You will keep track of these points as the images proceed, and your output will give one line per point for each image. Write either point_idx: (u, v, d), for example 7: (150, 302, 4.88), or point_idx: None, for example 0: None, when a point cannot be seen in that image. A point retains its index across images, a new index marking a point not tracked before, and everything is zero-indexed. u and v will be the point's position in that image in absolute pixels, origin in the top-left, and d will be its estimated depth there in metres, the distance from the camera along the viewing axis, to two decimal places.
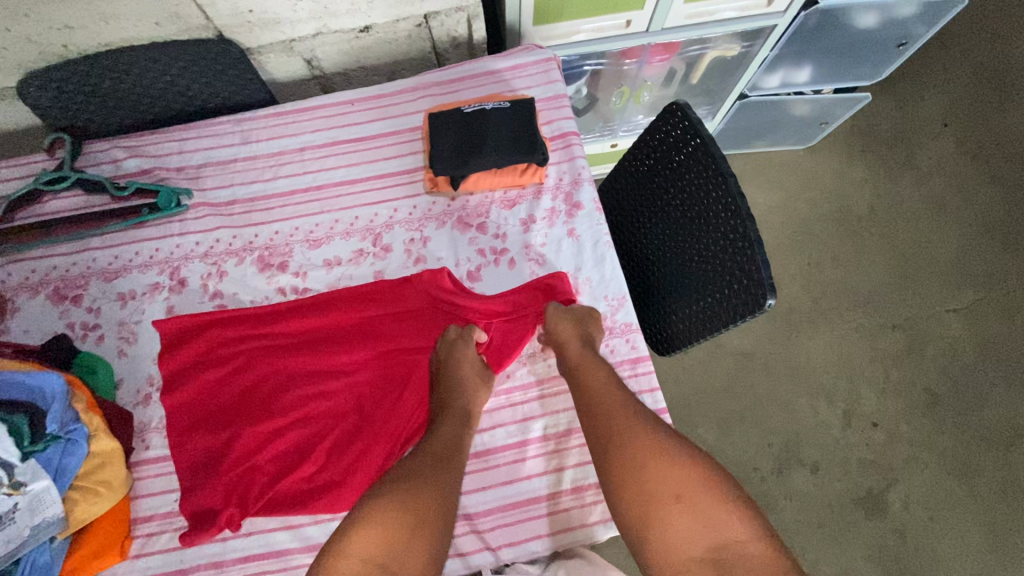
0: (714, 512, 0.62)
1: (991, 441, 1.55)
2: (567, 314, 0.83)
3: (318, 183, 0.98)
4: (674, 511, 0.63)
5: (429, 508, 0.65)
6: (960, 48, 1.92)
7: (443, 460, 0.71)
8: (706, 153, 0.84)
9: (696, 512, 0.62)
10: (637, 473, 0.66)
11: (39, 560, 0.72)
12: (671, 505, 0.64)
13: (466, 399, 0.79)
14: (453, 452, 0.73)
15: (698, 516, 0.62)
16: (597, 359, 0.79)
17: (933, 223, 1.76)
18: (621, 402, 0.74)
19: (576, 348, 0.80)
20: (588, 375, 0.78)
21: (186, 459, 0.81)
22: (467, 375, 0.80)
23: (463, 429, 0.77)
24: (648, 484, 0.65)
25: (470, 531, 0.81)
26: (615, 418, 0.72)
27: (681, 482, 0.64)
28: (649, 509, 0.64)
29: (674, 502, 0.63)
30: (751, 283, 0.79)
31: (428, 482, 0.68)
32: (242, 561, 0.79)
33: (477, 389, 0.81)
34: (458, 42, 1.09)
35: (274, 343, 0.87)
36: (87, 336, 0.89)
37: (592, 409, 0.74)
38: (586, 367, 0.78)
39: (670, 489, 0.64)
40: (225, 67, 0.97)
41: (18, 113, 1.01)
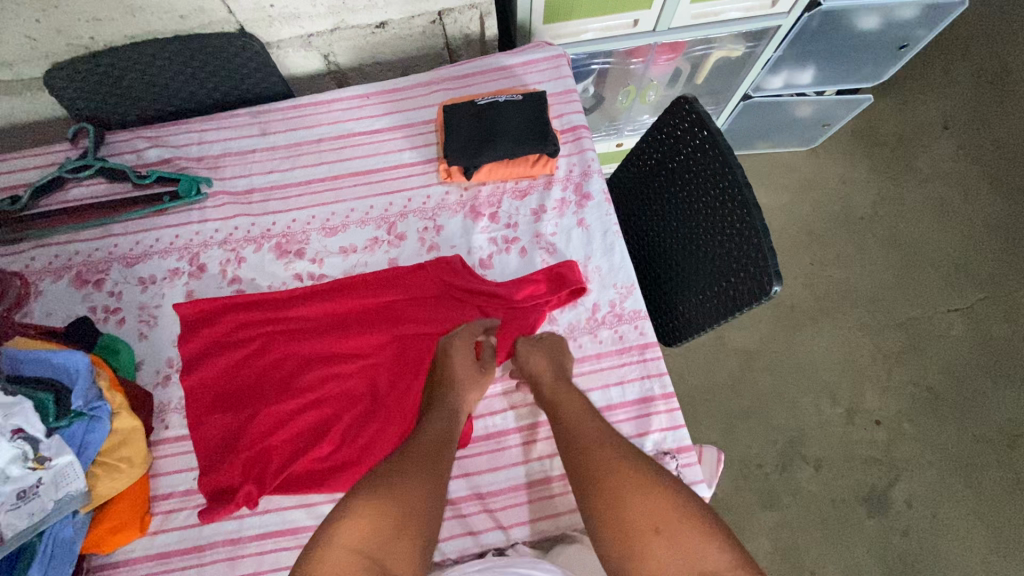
0: (696, 543, 0.57)
1: (994, 440, 1.57)
2: (537, 347, 0.85)
3: (335, 173, 1.00)
4: (655, 544, 0.58)
5: (414, 493, 0.63)
6: (960, 52, 1.95)
7: (433, 454, 0.70)
8: (714, 144, 0.86)
9: (678, 545, 0.57)
10: (616, 501, 0.62)
11: (62, 532, 0.74)
12: (651, 536, 0.58)
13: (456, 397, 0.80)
14: (442, 446, 0.72)
15: (680, 549, 0.57)
16: (572, 386, 0.80)
17: (935, 225, 1.78)
18: (600, 429, 0.72)
19: (551, 378, 0.81)
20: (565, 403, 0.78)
21: (205, 439, 0.83)
22: (460, 372, 0.81)
23: (451, 423, 0.76)
24: (626, 516, 0.60)
25: (481, 510, 0.82)
26: (594, 446, 0.69)
27: (660, 511, 0.60)
28: (628, 541, 0.59)
29: (654, 534, 0.58)
30: (758, 271, 0.81)
31: (414, 473, 0.65)
32: (259, 538, 0.80)
33: (466, 388, 0.81)
34: (471, 40, 1.12)
35: (291, 327, 0.89)
36: (109, 319, 0.91)
37: (570, 438, 0.72)
38: (563, 397, 0.78)
39: (650, 520, 0.59)
40: (245, 60, 1.00)
41: (45, 104, 1.04)
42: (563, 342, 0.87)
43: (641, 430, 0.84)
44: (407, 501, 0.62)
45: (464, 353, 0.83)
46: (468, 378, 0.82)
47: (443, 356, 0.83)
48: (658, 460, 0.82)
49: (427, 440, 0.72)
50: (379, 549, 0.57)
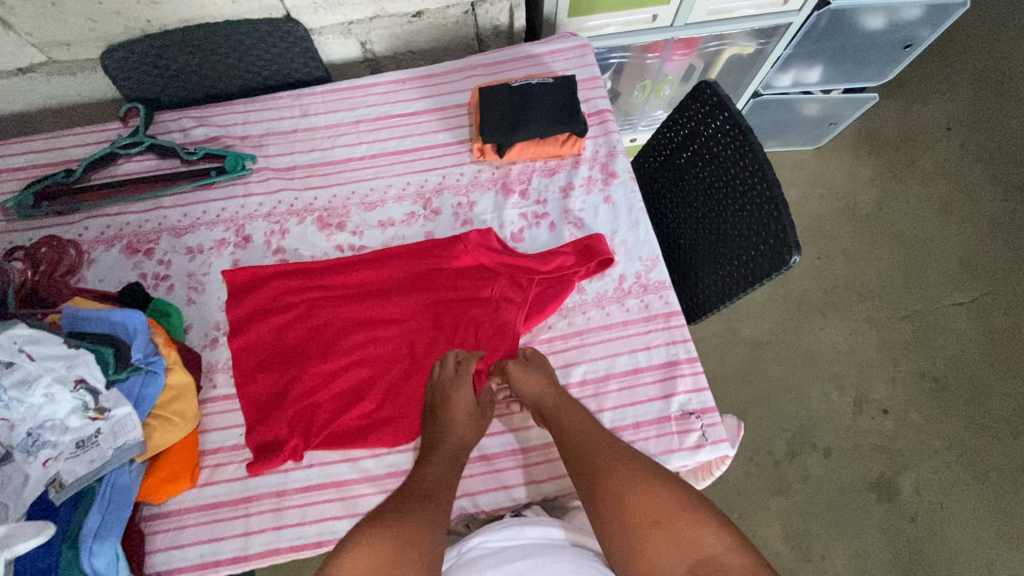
0: (691, 533, 0.64)
1: (998, 429, 1.61)
2: (528, 365, 0.87)
3: (373, 152, 1.05)
4: (654, 535, 0.65)
5: (413, 527, 0.65)
6: (961, 56, 2.02)
7: (430, 495, 0.72)
8: (735, 125, 0.92)
9: (675, 535, 0.64)
10: (617, 502, 0.68)
11: (120, 480, 0.79)
12: (650, 530, 0.65)
13: (458, 439, 0.81)
14: (443, 488, 0.74)
15: (677, 539, 0.64)
16: (571, 402, 0.83)
17: (939, 222, 1.83)
18: (599, 437, 0.78)
19: (551, 395, 0.84)
20: (564, 418, 0.82)
21: (253, 396, 0.88)
22: (450, 400, 0.83)
23: (454, 472, 0.78)
24: (627, 515, 0.67)
25: (516, 465, 0.86)
26: (595, 455, 0.75)
27: (657, 508, 0.67)
28: (630, 535, 0.65)
29: (654, 527, 0.65)
30: (777, 244, 0.86)
31: (418, 516, 0.68)
32: (304, 490, 0.85)
33: (460, 411, 0.83)
34: (500, 31, 1.18)
35: (333, 294, 0.94)
36: (159, 285, 0.96)
37: (574, 446, 0.77)
38: (565, 411, 0.82)
39: (648, 515, 0.66)
40: (290, 45, 1.05)
41: (96, 84, 1.10)
42: (546, 363, 0.89)
43: (667, 392, 0.88)
44: (412, 537, 0.64)
45: (467, 398, 0.83)
46: (468, 423, 0.83)
47: (450, 396, 0.83)
48: (683, 421, 0.87)
49: (431, 484, 0.74)
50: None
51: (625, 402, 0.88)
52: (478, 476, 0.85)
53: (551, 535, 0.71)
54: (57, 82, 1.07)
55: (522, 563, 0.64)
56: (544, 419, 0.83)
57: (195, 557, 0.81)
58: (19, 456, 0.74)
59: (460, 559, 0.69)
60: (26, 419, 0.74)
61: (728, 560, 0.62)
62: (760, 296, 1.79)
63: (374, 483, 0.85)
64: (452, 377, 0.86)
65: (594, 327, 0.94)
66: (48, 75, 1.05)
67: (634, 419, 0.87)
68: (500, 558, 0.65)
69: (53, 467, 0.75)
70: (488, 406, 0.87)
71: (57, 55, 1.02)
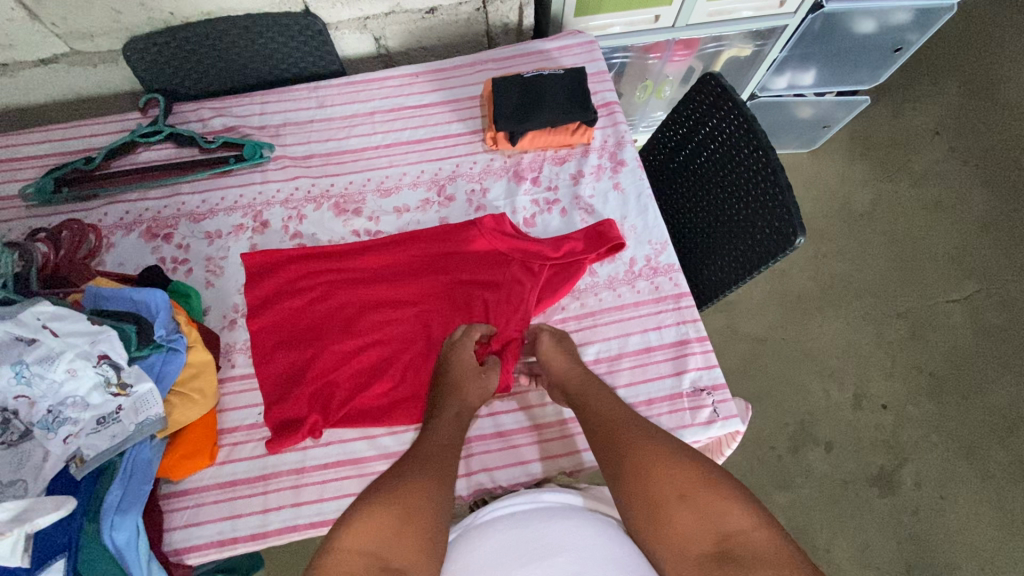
0: (717, 506, 0.62)
1: (995, 423, 1.64)
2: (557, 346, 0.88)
3: (388, 141, 1.08)
4: (679, 508, 0.63)
5: (414, 493, 0.65)
6: (948, 64, 2.09)
7: (434, 461, 0.72)
8: (739, 113, 0.95)
9: (701, 507, 0.63)
10: (642, 477, 0.67)
11: (141, 455, 0.79)
12: (675, 503, 0.64)
13: (461, 400, 0.82)
14: (448, 449, 0.75)
15: (704, 513, 0.62)
16: (594, 381, 0.84)
17: (931, 222, 1.88)
18: (623, 415, 0.77)
19: (576, 373, 0.85)
20: (588, 397, 0.82)
21: (272, 376, 0.90)
22: (460, 373, 0.85)
23: (461, 433, 0.79)
24: (652, 488, 0.66)
25: (532, 441, 0.87)
26: (619, 432, 0.74)
27: (683, 481, 0.65)
28: (654, 508, 0.64)
29: (680, 499, 0.64)
30: (782, 226, 0.89)
31: (421, 477, 0.68)
32: (322, 468, 0.85)
33: (467, 382, 0.84)
34: (509, 29, 1.23)
35: (350, 277, 0.96)
36: (177, 268, 0.97)
37: (596, 424, 0.76)
38: (588, 389, 0.82)
39: (673, 488, 0.65)
40: (308, 39, 1.09)
41: (116, 75, 1.13)
42: (574, 343, 0.90)
43: (678, 369, 0.90)
44: (417, 505, 0.64)
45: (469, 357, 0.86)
46: (472, 385, 0.84)
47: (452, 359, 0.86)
48: (695, 397, 0.88)
49: (436, 445, 0.75)
50: (384, 547, 0.59)
51: (638, 379, 0.90)
52: (494, 452, 0.87)
53: (568, 501, 0.71)
54: (78, 72, 1.10)
55: (540, 524, 0.64)
56: (568, 396, 0.84)
57: (213, 534, 0.81)
58: (39, 432, 0.74)
59: (474, 525, 0.69)
60: (47, 395, 0.75)
61: (755, 537, 0.59)
62: (760, 294, 1.82)
63: (392, 459, 0.86)
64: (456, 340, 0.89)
65: (608, 308, 0.96)
66: (70, 65, 1.09)
67: (647, 396, 0.89)
68: (517, 520, 0.65)
69: (74, 443, 0.76)
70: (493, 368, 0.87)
71: (79, 46, 1.05)
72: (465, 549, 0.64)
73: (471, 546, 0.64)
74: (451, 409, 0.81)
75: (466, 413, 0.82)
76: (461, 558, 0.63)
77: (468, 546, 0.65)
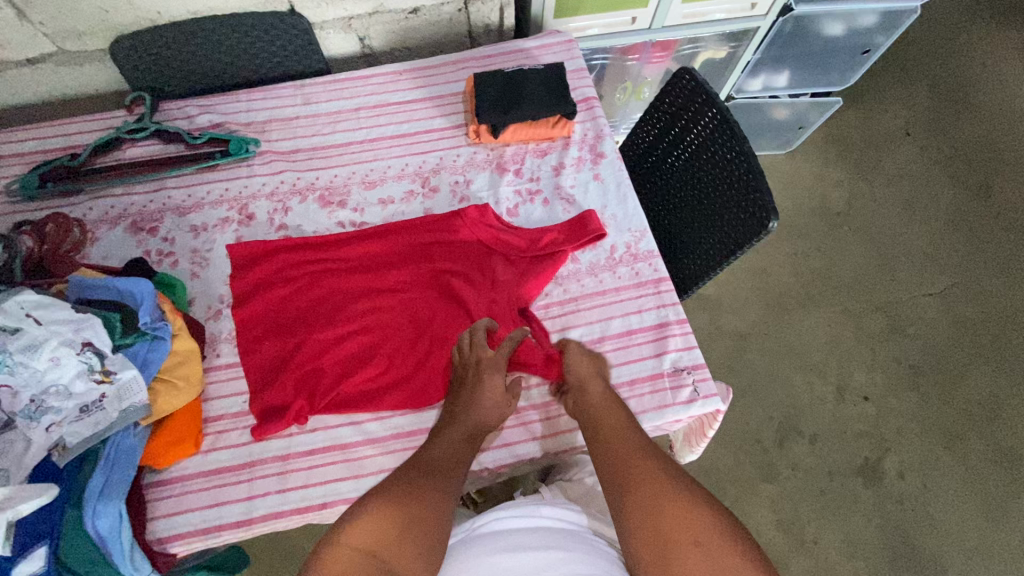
0: (732, 561, 0.58)
1: (974, 412, 1.67)
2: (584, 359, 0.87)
3: (372, 136, 1.10)
4: (693, 555, 0.59)
5: (423, 499, 0.65)
6: (915, 67, 2.17)
7: (442, 470, 0.71)
8: (713, 105, 0.98)
9: (715, 559, 0.58)
10: (655, 512, 0.63)
11: (125, 442, 0.79)
12: (688, 549, 0.60)
13: (478, 420, 0.80)
14: (457, 464, 0.73)
15: (717, 565, 0.58)
16: (618, 405, 0.80)
17: (906, 219, 1.94)
18: (638, 443, 0.72)
19: (598, 387, 0.83)
20: (606, 419, 0.77)
21: (257, 362, 0.90)
22: (487, 392, 0.82)
23: (470, 446, 0.77)
24: (663, 530, 0.61)
25: (537, 419, 0.89)
26: (631, 463, 0.69)
27: (698, 527, 0.61)
28: (664, 552, 0.60)
29: (693, 547, 0.59)
30: (757, 211, 0.92)
31: (431, 485, 0.68)
32: (308, 454, 0.85)
33: (492, 411, 0.81)
34: (490, 29, 1.27)
35: (335, 266, 0.97)
36: (163, 260, 0.98)
37: (609, 455, 0.72)
38: (606, 411, 0.79)
39: (688, 533, 0.61)
40: (293, 37, 1.11)
41: (102, 75, 1.14)
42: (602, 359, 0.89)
43: (659, 350, 0.92)
44: (425, 508, 0.64)
45: (497, 384, 0.82)
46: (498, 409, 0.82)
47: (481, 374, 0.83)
48: (676, 376, 0.90)
49: (446, 457, 0.74)
50: (387, 548, 0.59)
51: (620, 362, 0.92)
52: None
53: (567, 516, 0.73)
54: (65, 72, 1.12)
55: (541, 542, 0.65)
56: (585, 410, 0.80)
57: (198, 522, 0.81)
58: (22, 421, 0.74)
59: (474, 532, 0.70)
60: (30, 385, 0.75)
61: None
62: (742, 291, 1.85)
63: (378, 444, 0.86)
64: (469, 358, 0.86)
65: (589, 293, 0.98)
66: (57, 65, 1.10)
67: (627, 377, 0.91)
68: (517, 534, 0.66)
69: (57, 432, 0.75)
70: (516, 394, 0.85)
71: (66, 45, 1.07)
72: (461, 562, 0.64)
73: (469, 554, 0.65)
74: (467, 423, 0.79)
75: (484, 429, 0.80)
76: (459, 565, 0.64)
77: (463, 556, 0.65)
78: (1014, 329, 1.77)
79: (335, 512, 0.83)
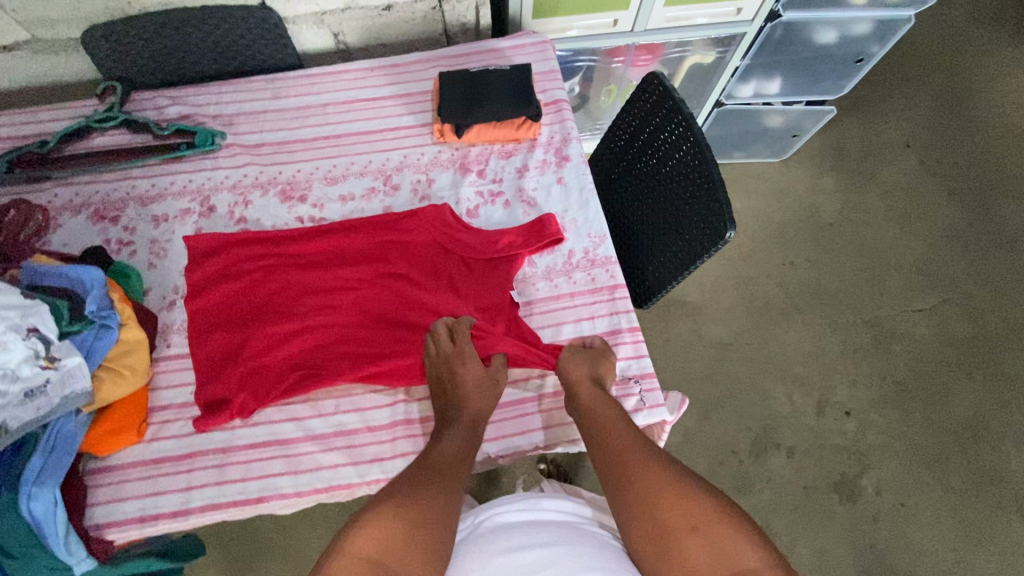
0: (729, 543, 0.62)
1: (959, 432, 1.63)
2: (579, 355, 0.88)
3: (338, 133, 1.10)
4: (691, 540, 0.63)
5: (428, 503, 0.66)
6: (920, 78, 2.12)
7: (446, 473, 0.73)
8: (679, 113, 0.96)
9: (711, 540, 0.62)
10: (651, 503, 0.67)
11: (64, 430, 0.79)
12: (687, 534, 0.63)
13: (473, 414, 0.83)
14: (458, 464, 0.75)
15: (717, 546, 0.62)
16: (609, 399, 0.83)
17: (899, 232, 1.90)
18: (632, 438, 0.76)
19: (588, 388, 0.83)
20: (600, 415, 0.80)
21: (205, 354, 0.91)
22: (468, 388, 0.85)
23: (471, 444, 0.80)
24: (660, 516, 0.65)
25: (535, 411, 0.92)
26: (626, 456, 0.73)
27: (693, 512, 0.65)
28: (664, 538, 0.64)
29: (692, 532, 0.63)
30: (715, 221, 0.90)
31: (436, 488, 0.69)
32: (248, 448, 0.86)
33: (478, 402, 0.85)
34: (467, 28, 1.26)
35: (290, 262, 0.97)
36: (122, 250, 0.99)
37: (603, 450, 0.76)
38: (597, 406, 0.81)
39: (685, 519, 0.64)
40: (263, 31, 1.11)
41: (77, 63, 1.15)
42: (609, 352, 0.90)
43: None
44: (426, 514, 0.65)
45: (474, 373, 0.86)
46: (484, 396, 0.86)
47: (456, 372, 0.85)
48: (624, 386, 0.90)
49: (445, 456, 0.76)
50: (394, 555, 0.60)
51: None
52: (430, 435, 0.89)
53: (566, 509, 0.74)
54: (40, 59, 1.13)
55: (540, 537, 0.65)
56: (578, 407, 0.83)
57: (135, 510, 0.82)
58: None
59: (476, 530, 0.70)
60: None
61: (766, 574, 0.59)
62: (727, 299, 1.81)
63: (319, 442, 0.87)
64: (455, 353, 0.87)
65: (544, 298, 0.98)
66: (32, 53, 1.11)
67: None
68: (519, 530, 0.67)
69: None
70: (501, 376, 0.88)
71: (39, 33, 1.08)
72: (467, 560, 0.64)
73: (472, 552, 0.65)
74: (461, 421, 0.82)
75: (478, 424, 0.83)
76: (464, 563, 0.64)
77: (470, 554, 0.65)
78: (1005, 349, 1.73)
79: (272, 506, 0.85)
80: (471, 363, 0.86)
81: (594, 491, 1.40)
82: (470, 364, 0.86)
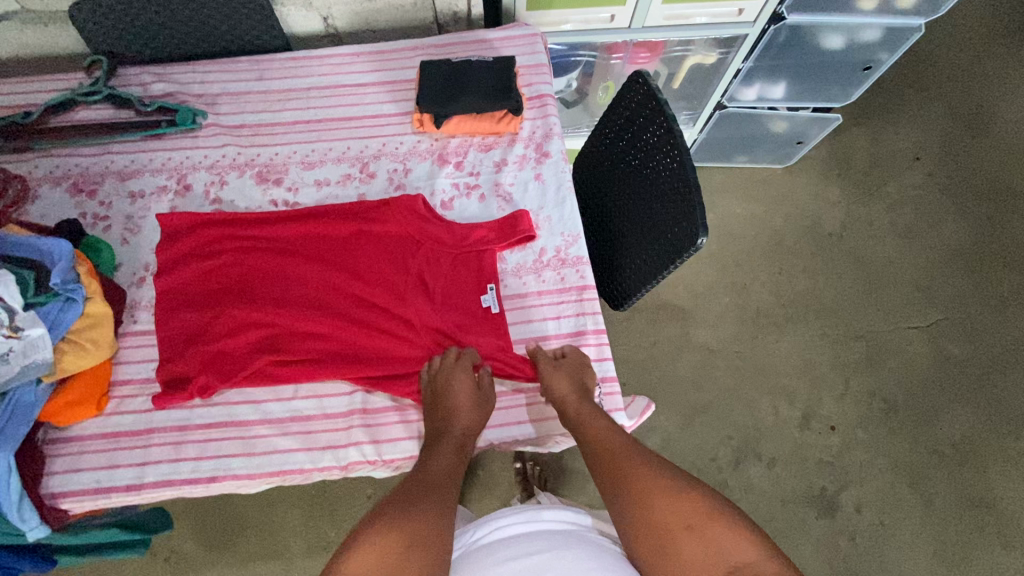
0: (724, 539, 0.59)
1: (946, 454, 1.60)
2: (560, 367, 0.87)
3: (318, 117, 1.10)
4: (684, 538, 0.60)
5: (424, 521, 0.61)
6: (937, 90, 2.05)
7: (439, 485, 0.69)
8: (662, 114, 0.94)
9: (706, 537, 0.59)
10: (643, 504, 0.64)
11: (24, 399, 0.80)
12: (681, 532, 0.60)
13: (462, 428, 0.81)
14: (450, 479, 0.72)
15: (711, 543, 0.59)
16: (594, 409, 0.81)
17: (902, 247, 1.85)
18: (622, 445, 0.73)
19: (576, 404, 0.82)
20: (588, 427, 0.78)
21: (169, 332, 0.91)
22: (460, 402, 0.82)
23: (461, 461, 0.76)
24: (653, 517, 0.62)
25: (506, 406, 0.91)
26: (619, 461, 0.70)
27: (687, 509, 0.62)
28: (660, 539, 0.60)
29: (686, 530, 0.60)
30: (689, 225, 0.88)
31: (430, 505, 0.64)
32: (206, 427, 0.88)
33: (468, 415, 0.82)
34: (458, 17, 1.24)
35: (259, 245, 0.97)
36: (97, 224, 1.00)
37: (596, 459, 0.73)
38: (586, 418, 0.79)
39: (680, 518, 0.61)
40: (250, 12, 1.11)
41: (66, 36, 1.16)
42: (580, 360, 0.89)
43: None
44: (420, 532, 0.59)
45: (468, 386, 0.84)
46: (476, 411, 0.83)
47: (450, 383, 0.84)
48: None
49: (438, 471, 0.72)
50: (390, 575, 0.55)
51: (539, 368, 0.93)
52: (391, 424, 0.89)
53: (569, 518, 0.67)
54: (30, 31, 1.14)
55: (542, 545, 0.60)
56: (569, 424, 0.81)
57: (90, 481, 0.83)
58: None
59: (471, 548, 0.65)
60: None
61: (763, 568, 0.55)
62: (718, 305, 1.78)
63: (275, 425, 0.88)
64: (453, 365, 0.86)
65: (513, 295, 0.98)
66: (22, 24, 1.12)
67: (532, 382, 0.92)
68: (517, 542, 0.62)
69: None
70: (490, 396, 0.86)
71: (29, 5, 1.09)
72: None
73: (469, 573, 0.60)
74: (452, 436, 0.79)
75: (468, 441, 0.80)
76: None
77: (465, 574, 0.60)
78: (1001, 372, 1.69)
79: (225, 486, 0.86)
80: (465, 371, 0.85)
81: (564, 490, 1.39)
82: (460, 376, 0.84)
